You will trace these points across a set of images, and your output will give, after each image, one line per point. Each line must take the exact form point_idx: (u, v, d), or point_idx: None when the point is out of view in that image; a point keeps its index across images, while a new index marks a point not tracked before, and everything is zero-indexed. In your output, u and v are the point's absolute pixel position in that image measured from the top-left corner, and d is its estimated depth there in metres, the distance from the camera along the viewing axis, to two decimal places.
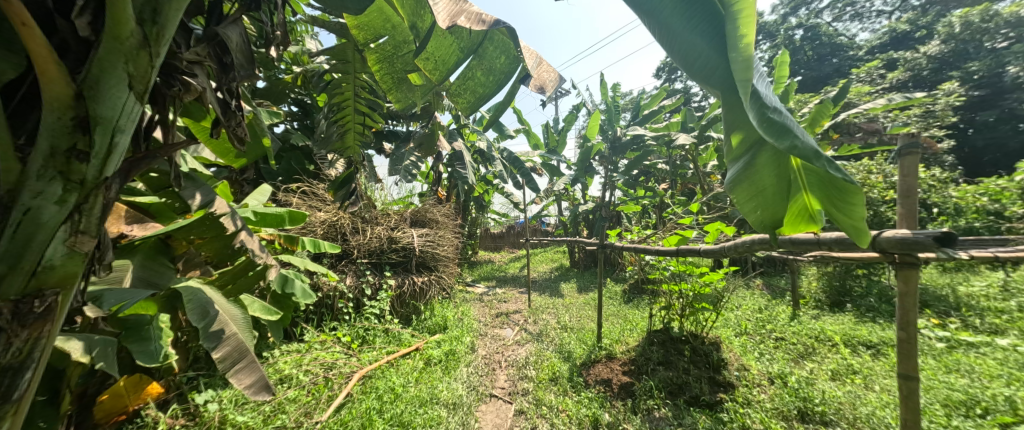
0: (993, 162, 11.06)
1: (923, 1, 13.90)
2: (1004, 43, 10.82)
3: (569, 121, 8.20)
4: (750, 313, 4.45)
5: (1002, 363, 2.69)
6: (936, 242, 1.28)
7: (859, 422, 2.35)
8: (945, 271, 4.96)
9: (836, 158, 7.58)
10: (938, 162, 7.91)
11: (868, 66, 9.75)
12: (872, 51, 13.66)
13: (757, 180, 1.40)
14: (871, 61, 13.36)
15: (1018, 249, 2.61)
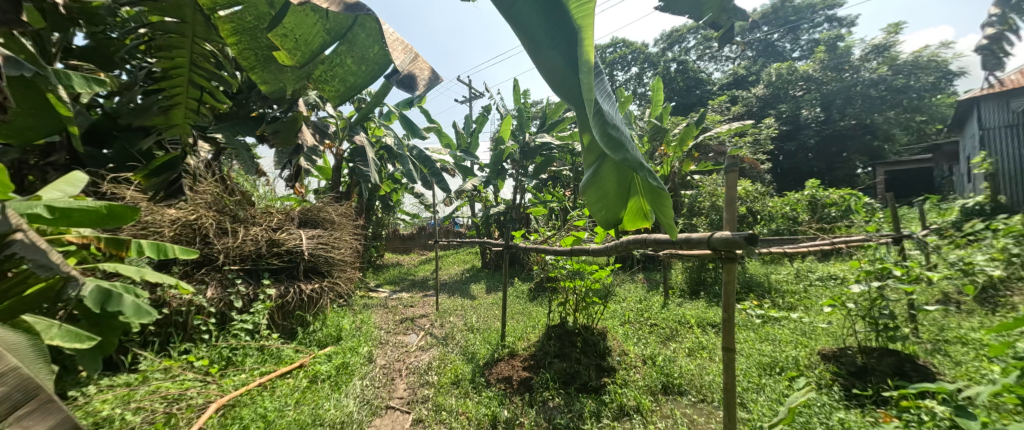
0: (795, 181, 14.81)
1: (754, 53, 17.75)
2: (801, 92, 14.47)
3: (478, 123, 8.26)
4: (633, 304, 5.07)
5: (795, 332, 3.58)
6: (745, 241, 1.64)
7: (705, 389, 2.86)
8: (766, 263, 6.40)
9: (697, 172, 9.17)
10: (761, 179, 10.19)
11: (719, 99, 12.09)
12: (722, 88, 16.94)
13: (602, 182, 1.57)
14: (720, 95, 16.57)
15: (806, 245, 3.52)
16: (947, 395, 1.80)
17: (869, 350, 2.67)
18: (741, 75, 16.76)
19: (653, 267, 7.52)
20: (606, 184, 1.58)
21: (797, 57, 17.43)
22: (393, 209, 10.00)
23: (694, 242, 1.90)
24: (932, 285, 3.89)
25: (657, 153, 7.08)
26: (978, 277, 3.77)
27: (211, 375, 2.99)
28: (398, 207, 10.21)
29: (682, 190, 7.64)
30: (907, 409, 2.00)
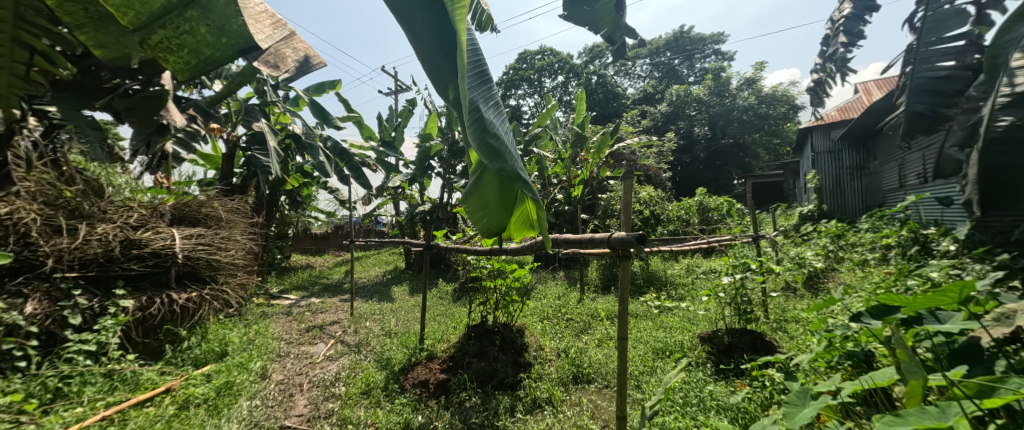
0: (687, 188, 17.08)
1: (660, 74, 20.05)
2: (694, 113, 16.74)
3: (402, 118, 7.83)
4: (552, 300, 5.31)
5: (684, 319, 4.12)
6: (636, 241, 1.84)
7: (608, 375, 3.13)
8: (667, 259, 7.22)
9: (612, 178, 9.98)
10: (664, 186, 11.53)
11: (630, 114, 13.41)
12: (633, 103, 18.78)
13: (485, 190, 1.32)
14: (630, 109, 18.37)
15: (695, 244, 4.06)
16: (782, 364, 2.23)
17: (733, 331, 3.21)
18: (649, 93, 18.86)
19: (570, 265, 7.99)
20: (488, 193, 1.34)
21: (692, 82, 20.16)
22: (303, 206, 9.03)
23: (597, 242, 2.07)
24: (783, 276, 4.80)
25: (577, 159, 7.55)
26: (810, 268, 4.79)
27: (29, 414, 2.27)
28: (309, 203, 9.25)
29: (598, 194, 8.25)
30: (756, 379, 2.41)
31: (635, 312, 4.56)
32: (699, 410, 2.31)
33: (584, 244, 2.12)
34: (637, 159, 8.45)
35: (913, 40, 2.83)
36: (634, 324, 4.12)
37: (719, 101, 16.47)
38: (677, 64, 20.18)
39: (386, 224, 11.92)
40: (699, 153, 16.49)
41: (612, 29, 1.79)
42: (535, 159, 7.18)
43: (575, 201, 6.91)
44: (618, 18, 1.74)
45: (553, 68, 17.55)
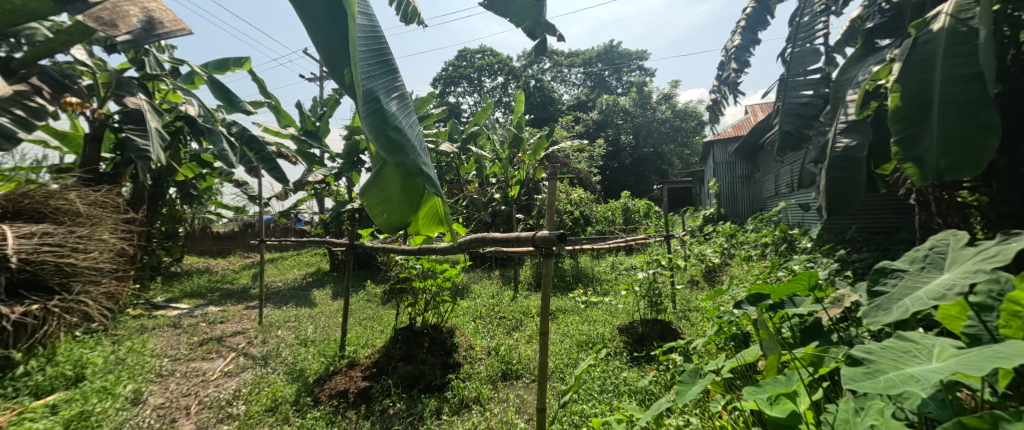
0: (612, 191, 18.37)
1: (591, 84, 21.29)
2: (620, 121, 18.06)
3: (325, 106, 7.17)
4: (486, 299, 5.28)
5: (608, 312, 4.41)
6: (556, 239, 1.93)
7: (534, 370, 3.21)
8: (594, 258, 7.66)
9: None
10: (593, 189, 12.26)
11: (564, 119, 14.04)
12: (566, 108, 19.68)
13: (386, 184, 1.16)
14: (564, 115, 19.23)
15: (617, 242, 4.37)
16: (684, 349, 2.50)
17: (647, 321, 3.53)
18: (582, 100, 19.98)
19: (503, 265, 8.06)
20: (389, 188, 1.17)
21: (619, 94, 21.74)
22: (201, 199, 7.83)
23: (519, 239, 2.12)
24: (690, 270, 5.40)
25: (513, 159, 7.62)
26: (709, 263, 5.48)
27: None
28: (208, 196, 8.03)
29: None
30: (664, 363, 2.65)
31: (563, 308, 4.74)
32: (614, 396, 2.48)
33: (508, 242, 2.15)
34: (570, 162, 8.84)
35: (783, 70, 3.39)
36: (562, 319, 4.27)
37: (642, 113, 18.04)
38: (607, 76, 21.65)
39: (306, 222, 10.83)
40: (623, 159, 17.86)
41: (533, 24, 1.71)
42: (472, 158, 7.09)
43: (511, 201, 6.97)
44: (539, 14, 1.67)
45: (492, 68, 17.68)
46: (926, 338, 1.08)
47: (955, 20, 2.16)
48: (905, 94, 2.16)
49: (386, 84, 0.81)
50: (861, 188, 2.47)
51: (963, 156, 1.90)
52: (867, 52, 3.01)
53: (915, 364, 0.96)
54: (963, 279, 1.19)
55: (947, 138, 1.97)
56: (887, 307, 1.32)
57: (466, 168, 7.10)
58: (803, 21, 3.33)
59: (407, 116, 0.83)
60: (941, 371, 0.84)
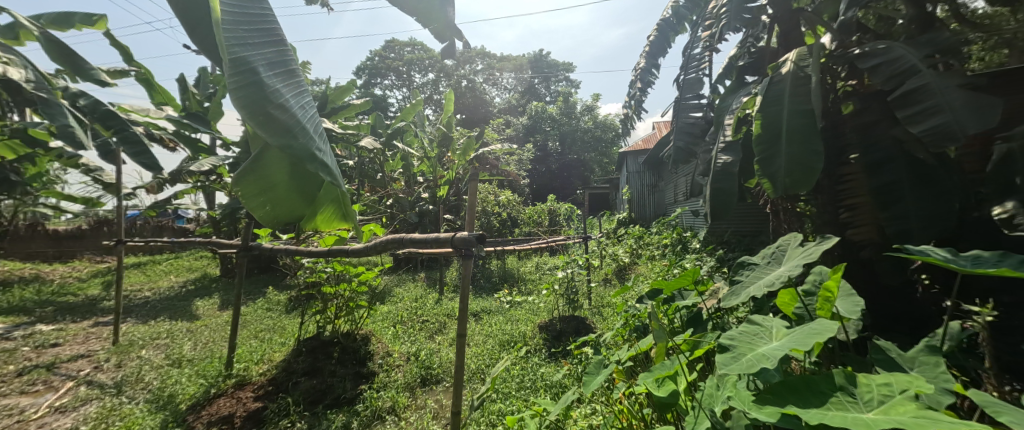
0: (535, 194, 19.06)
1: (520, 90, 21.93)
2: (547, 128, 18.83)
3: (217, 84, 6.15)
4: (409, 303, 5.02)
5: (530, 310, 4.52)
6: (475, 240, 1.95)
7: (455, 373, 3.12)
8: (520, 259, 7.81)
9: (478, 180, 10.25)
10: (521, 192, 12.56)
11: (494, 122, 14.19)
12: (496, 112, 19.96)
13: (268, 173, 0.92)
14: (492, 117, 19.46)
15: (537, 244, 4.53)
16: (595, 341, 2.67)
17: (565, 318, 3.73)
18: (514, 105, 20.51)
19: (427, 267, 7.77)
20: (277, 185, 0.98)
21: (548, 101, 22.68)
22: (31, 187, 6.15)
23: (441, 241, 2.07)
24: (603, 269, 5.84)
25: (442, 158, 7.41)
26: (621, 262, 5.98)
27: None
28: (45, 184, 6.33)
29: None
30: (577, 357, 2.81)
31: (487, 308, 4.73)
32: (531, 392, 2.56)
33: (427, 243, 2.10)
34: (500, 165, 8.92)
35: (678, 94, 3.89)
36: (486, 320, 4.26)
37: (567, 121, 19.07)
38: (536, 83, 22.51)
39: (189, 219, 9.16)
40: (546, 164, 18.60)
41: (441, 27, 1.51)
42: (398, 155, 6.70)
43: (439, 201, 6.78)
44: (447, 17, 1.49)
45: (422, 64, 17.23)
46: (768, 320, 1.33)
47: (797, 67, 2.72)
48: (764, 123, 2.64)
49: (268, 63, 0.72)
50: (734, 198, 2.94)
51: (802, 173, 2.35)
52: (739, 85, 3.60)
53: (764, 344, 1.16)
54: (796, 270, 1.47)
55: (791, 159, 2.42)
56: (741, 294, 1.58)
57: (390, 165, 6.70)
58: (694, 52, 3.86)
59: (296, 99, 0.75)
60: (781, 349, 1.04)
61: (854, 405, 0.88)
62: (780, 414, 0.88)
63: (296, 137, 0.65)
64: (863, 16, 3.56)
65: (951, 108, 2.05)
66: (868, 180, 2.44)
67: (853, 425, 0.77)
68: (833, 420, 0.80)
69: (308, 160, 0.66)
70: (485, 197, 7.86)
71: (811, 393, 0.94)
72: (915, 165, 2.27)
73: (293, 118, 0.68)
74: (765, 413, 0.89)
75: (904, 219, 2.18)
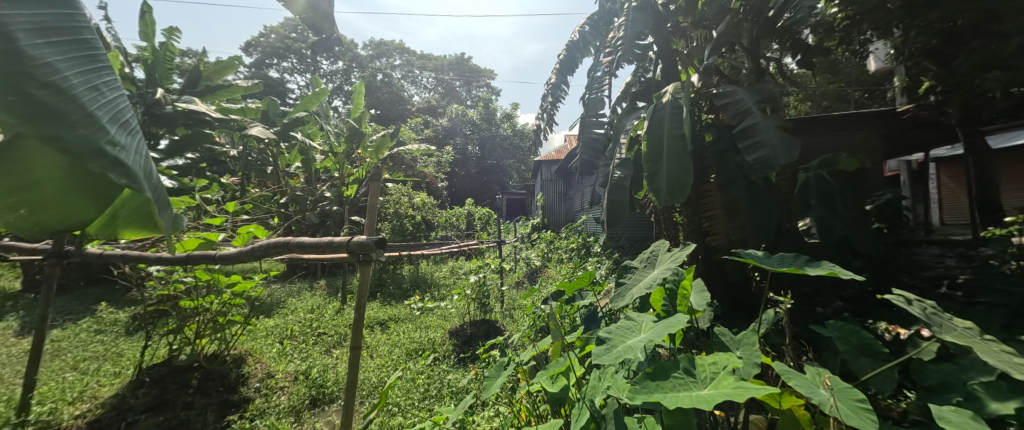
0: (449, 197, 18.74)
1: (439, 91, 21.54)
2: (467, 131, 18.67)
3: None
4: (302, 314, 4.39)
5: (442, 316, 4.36)
6: (374, 245, 1.84)
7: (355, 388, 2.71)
8: (436, 263, 7.53)
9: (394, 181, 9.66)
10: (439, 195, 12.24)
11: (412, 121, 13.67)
12: (413, 110, 19.25)
13: (20, 163, 0.87)
14: (408, 116, 18.73)
15: (449, 248, 4.41)
16: (502, 344, 2.67)
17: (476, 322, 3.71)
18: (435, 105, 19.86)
19: (326, 274, 6.94)
20: (38, 176, 0.91)
21: (469, 105, 22.50)
22: None
23: (335, 246, 1.91)
24: (515, 272, 5.97)
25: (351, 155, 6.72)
26: (532, 265, 6.18)
27: None
28: None
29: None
30: (485, 360, 2.79)
31: (395, 316, 4.42)
32: (435, 400, 2.48)
33: (320, 248, 1.90)
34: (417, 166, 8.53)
35: (583, 111, 4.24)
36: (392, 329, 3.98)
37: (487, 127, 19.16)
38: (457, 86, 22.40)
39: None
40: (463, 168, 18.45)
41: None
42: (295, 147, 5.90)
43: (345, 202, 6.19)
44: None
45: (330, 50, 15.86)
46: (639, 316, 1.52)
47: (674, 98, 3.19)
48: (650, 144, 3.04)
49: (35, 45, 0.72)
50: (626, 208, 3.32)
51: (676, 189, 2.78)
52: (632, 108, 4.08)
53: (631, 336, 1.34)
54: (664, 272, 1.72)
55: (670, 176, 2.84)
56: (624, 295, 1.79)
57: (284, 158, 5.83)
58: (596, 74, 4.26)
59: (78, 84, 0.75)
60: (646, 341, 1.21)
61: (695, 384, 1.07)
62: (644, 399, 1.02)
63: (72, 126, 0.66)
64: (723, 63, 4.34)
65: (770, 143, 2.63)
66: (721, 197, 2.99)
67: (698, 403, 0.93)
68: (684, 401, 0.96)
69: (86, 152, 0.67)
70: (398, 200, 7.39)
71: (665, 377, 1.11)
72: (750, 186, 2.86)
73: (66, 104, 0.69)
74: (633, 399, 1.03)
75: (743, 229, 2.73)
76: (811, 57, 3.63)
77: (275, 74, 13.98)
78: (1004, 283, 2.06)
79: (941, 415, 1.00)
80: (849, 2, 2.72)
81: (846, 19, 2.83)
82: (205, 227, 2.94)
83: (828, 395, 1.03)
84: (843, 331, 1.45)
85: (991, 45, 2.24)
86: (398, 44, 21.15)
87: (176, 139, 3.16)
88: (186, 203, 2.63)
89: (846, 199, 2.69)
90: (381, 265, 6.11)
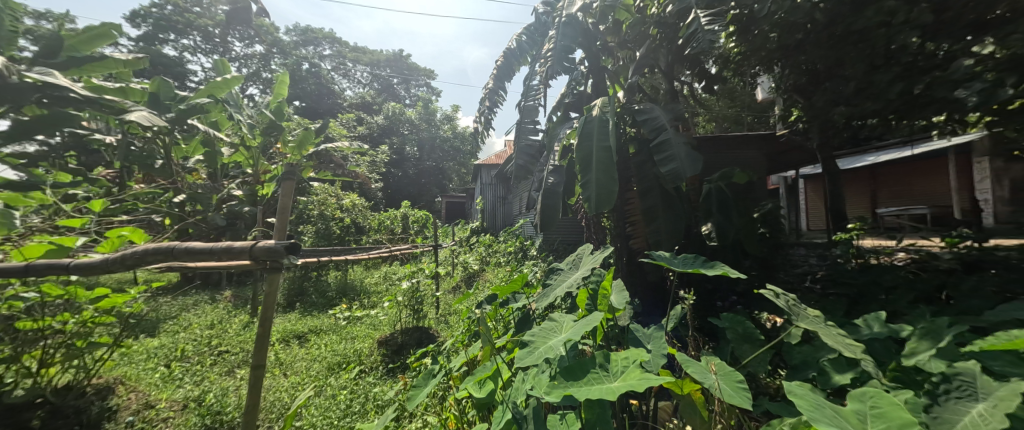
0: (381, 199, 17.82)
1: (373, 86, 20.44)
2: (405, 131, 17.93)
3: None
4: (200, 331, 3.78)
5: (371, 326, 4.08)
6: (285, 250, 1.67)
7: (263, 411, 2.39)
8: (367, 269, 7.06)
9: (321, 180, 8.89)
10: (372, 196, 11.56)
11: None
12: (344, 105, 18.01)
13: None
14: (336, 111, 17.46)
15: (379, 253, 4.16)
16: (435, 350, 2.57)
17: (407, 330, 3.54)
18: (368, 101, 18.74)
19: (232, 283, 6.10)
20: None
21: (406, 104, 21.64)
22: None
23: (235, 253, 1.69)
24: (451, 277, 5.85)
25: (267, 150, 6.01)
26: (470, 269, 6.10)
27: None
28: None
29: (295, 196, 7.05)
30: (416, 369, 2.67)
31: (317, 328, 4.03)
32: (358, 417, 2.29)
33: (216, 255, 1.68)
34: (347, 164, 7.95)
35: (519, 117, 4.33)
36: (312, 342, 3.62)
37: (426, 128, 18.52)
38: (394, 83, 21.46)
39: None
40: (398, 169, 17.67)
41: None
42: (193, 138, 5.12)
43: (259, 202, 5.52)
44: None
45: (244, 31, 14.21)
46: (562, 315, 1.59)
47: (600, 111, 3.41)
48: (580, 153, 3.22)
49: None
50: (558, 213, 3.46)
51: (603, 197, 2.98)
52: (564, 118, 4.27)
53: (554, 336, 1.40)
54: (587, 273, 1.83)
55: (599, 184, 3.04)
56: (549, 294, 1.86)
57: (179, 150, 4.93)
58: (531, 83, 4.39)
59: None
60: (566, 340, 1.28)
61: (606, 377, 1.16)
62: (560, 394, 1.09)
63: None
64: (645, 82, 4.76)
65: (679, 157, 2.95)
66: (640, 204, 3.27)
67: (606, 395, 1.01)
68: (594, 393, 1.04)
69: None
70: (324, 201, 6.79)
71: (580, 373, 1.19)
72: (664, 195, 3.18)
73: None
74: (550, 396, 1.10)
75: (658, 233, 3.02)
76: (714, 83, 4.15)
77: (171, 51, 12.01)
78: (847, 278, 2.54)
79: (795, 391, 1.06)
80: (742, 39, 3.17)
81: (740, 53, 3.29)
82: (62, 230, 2.39)
83: (715, 379, 1.18)
84: (732, 322, 1.68)
85: (839, 86, 2.78)
86: (326, 33, 19.58)
87: (20, 119, 2.59)
88: (33, 199, 2.10)
89: (738, 208, 3.12)
90: (301, 271, 5.55)
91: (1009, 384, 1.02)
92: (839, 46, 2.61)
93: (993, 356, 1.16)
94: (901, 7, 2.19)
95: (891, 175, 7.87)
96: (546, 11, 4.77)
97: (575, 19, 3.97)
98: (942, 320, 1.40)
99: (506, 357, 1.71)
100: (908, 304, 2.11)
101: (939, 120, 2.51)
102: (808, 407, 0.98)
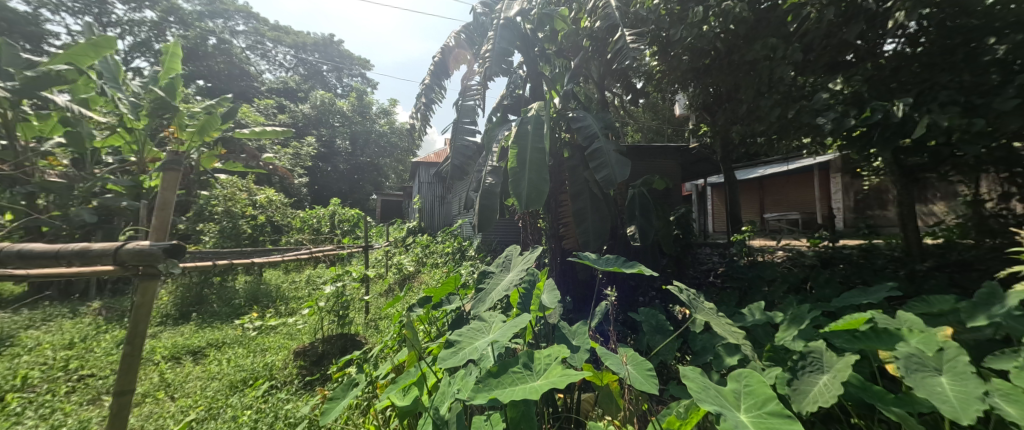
0: None
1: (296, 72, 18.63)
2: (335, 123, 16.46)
3: None
4: (53, 353, 3.07)
5: (286, 336, 3.67)
6: (164, 253, 1.46)
7: None
8: (284, 273, 6.34)
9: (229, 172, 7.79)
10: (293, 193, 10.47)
11: None
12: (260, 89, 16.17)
13: None
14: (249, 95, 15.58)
15: (302, 255, 3.77)
16: (360, 358, 2.39)
17: (329, 338, 3.24)
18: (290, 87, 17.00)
19: (104, 292, 5.08)
20: None
21: (336, 94, 20.11)
22: None
23: (93, 257, 1.44)
24: (383, 279, 5.53)
25: (158, 134, 5.11)
26: (404, 271, 5.83)
27: None
28: None
29: (194, 190, 6.09)
30: (336, 380, 2.46)
31: (219, 342, 3.53)
32: None
33: (66, 260, 1.41)
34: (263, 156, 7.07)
35: (456, 116, 4.28)
36: (211, 358, 3.15)
37: (362, 120, 17.01)
38: (322, 70, 19.78)
39: None
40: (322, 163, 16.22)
41: None
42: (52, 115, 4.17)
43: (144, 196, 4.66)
44: None
45: None
46: (493, 316, 1.59)
47: (537, 115, 3.53)
48: (516, 154, 3.27)
49: None
50: (495, 214, 3.49)
51: (535, 195, 3.09)
52: (502, 119, 4.31)
53: (481, 337, 1.41)
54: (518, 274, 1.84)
55: (531, 185, 3.13)
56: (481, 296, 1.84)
57: (29, 128, 3.99)
58: (470, 82, 4.38)
59: None
60: (494, 341, 1.29)
61: (530, 376, 1.18)
62: (484, 397, 1.10)
63: None
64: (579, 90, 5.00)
65: (609, 163, 3.17)
66: (571, 206, 3.43)
67: (530, 394, 1.03)
68: (519, 394, 1.06)
69: None
70: (232, 197, 5.95)
71: (506, 373, 1.20)
72: (593, 198, 3.38)
73: None
74: (475, 399, 1.10)
75: (587, 234, 3.21)
76: (639, 97, 4.52)
77: (22, 5, 9.66)
78: (739, 273, 2.94)
79: (688, 376, 1.19)
80: (662, 59, 3.49)
81: (661, 71, 3.62)
82: None
83: (628, 369, 1.28)
84: (647, 316, 1.84)
85: (736, 107, 3.22)
86: (238, 6, 17.29)
87: None
88: None
89: (657, 211, 3.44)
90: (201, 274, 4.77)
91: (845, 357, 1.26)
92: (736, 73, 3.02)
93: (837, 335, 1.42)
94: (780, 44, 2.60)
95: (775, 185, 9.29)
96: (486, 12, 4.76)
97: (513, 23, 4.03)
98: (805, 307, 1.69)
99: (433, 361, 1.66)
100: (783, 294, 2.51)
101: (807, 141, 3.04)
102: (697, 389, 1.10)
